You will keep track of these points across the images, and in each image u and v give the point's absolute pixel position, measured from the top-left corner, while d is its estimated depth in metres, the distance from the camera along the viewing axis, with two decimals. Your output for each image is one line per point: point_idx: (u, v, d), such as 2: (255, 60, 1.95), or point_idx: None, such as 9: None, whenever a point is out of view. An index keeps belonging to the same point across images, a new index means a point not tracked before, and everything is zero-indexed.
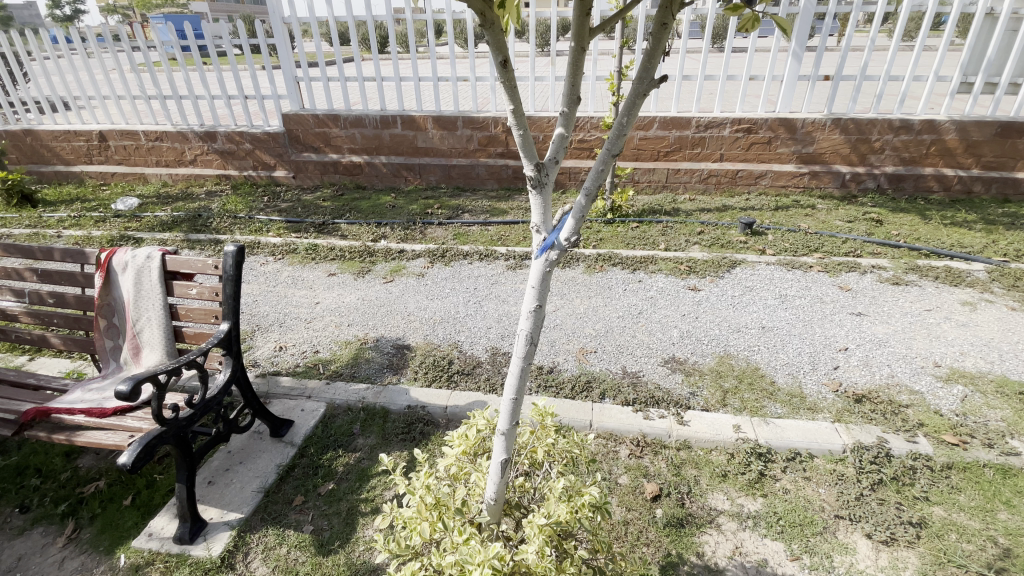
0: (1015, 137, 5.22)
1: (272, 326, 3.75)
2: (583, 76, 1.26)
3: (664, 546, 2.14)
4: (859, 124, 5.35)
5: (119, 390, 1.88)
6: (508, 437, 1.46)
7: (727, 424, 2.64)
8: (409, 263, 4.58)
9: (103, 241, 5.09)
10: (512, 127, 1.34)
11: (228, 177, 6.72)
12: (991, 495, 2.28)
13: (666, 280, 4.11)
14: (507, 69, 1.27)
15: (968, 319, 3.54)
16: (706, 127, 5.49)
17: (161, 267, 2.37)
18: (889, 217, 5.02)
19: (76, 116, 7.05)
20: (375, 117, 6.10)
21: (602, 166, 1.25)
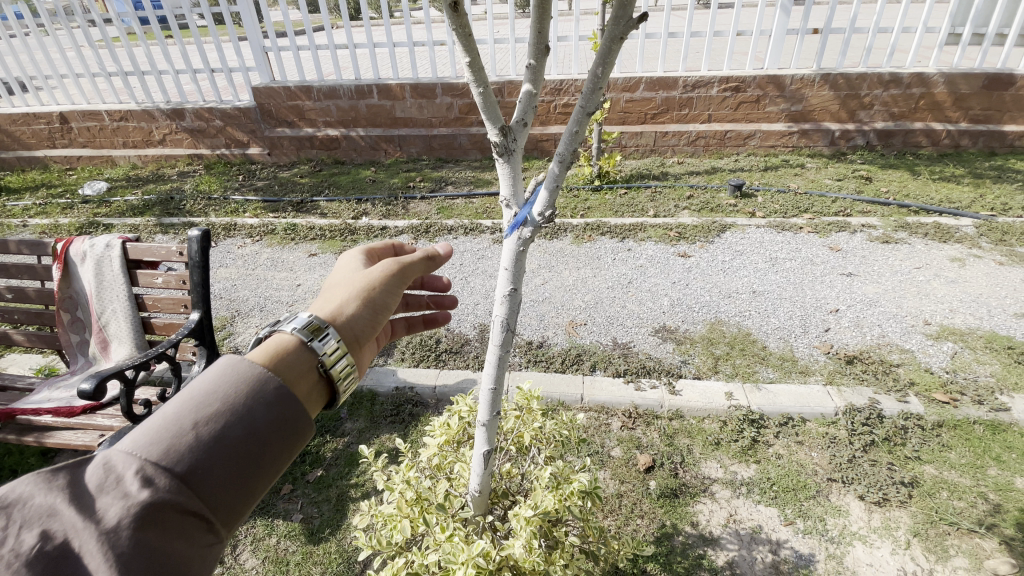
0: (1006, 88, 5.12)
1: (252, 311, 3.64)
2: (550, 21, 1.13)
3: (658, 518, 2.12)
4: (849, 79, 5.20)
5: (81, 389, 1.77)
6: (489, 428, 1.38)
7: (719, 392, 2.61)
8: (392, 240, 4.44)
9: (70, 229, 4.88)
10: (471, 86, 1.22)
11: (200, 157, 6.46)
12: (982, 452, 2.28)
13: (655, 248, 4.02)
14: (460, 15, 1.14)
15: (957, 275, 3.51)
16: (693, 87, 5.31)
17: (122, 256, 2.24)
18: (879, 174, 4.95)
19: (35, 98, 6.69)
20: (349, 87, 5.83)
21: (577, 127, 1.14)
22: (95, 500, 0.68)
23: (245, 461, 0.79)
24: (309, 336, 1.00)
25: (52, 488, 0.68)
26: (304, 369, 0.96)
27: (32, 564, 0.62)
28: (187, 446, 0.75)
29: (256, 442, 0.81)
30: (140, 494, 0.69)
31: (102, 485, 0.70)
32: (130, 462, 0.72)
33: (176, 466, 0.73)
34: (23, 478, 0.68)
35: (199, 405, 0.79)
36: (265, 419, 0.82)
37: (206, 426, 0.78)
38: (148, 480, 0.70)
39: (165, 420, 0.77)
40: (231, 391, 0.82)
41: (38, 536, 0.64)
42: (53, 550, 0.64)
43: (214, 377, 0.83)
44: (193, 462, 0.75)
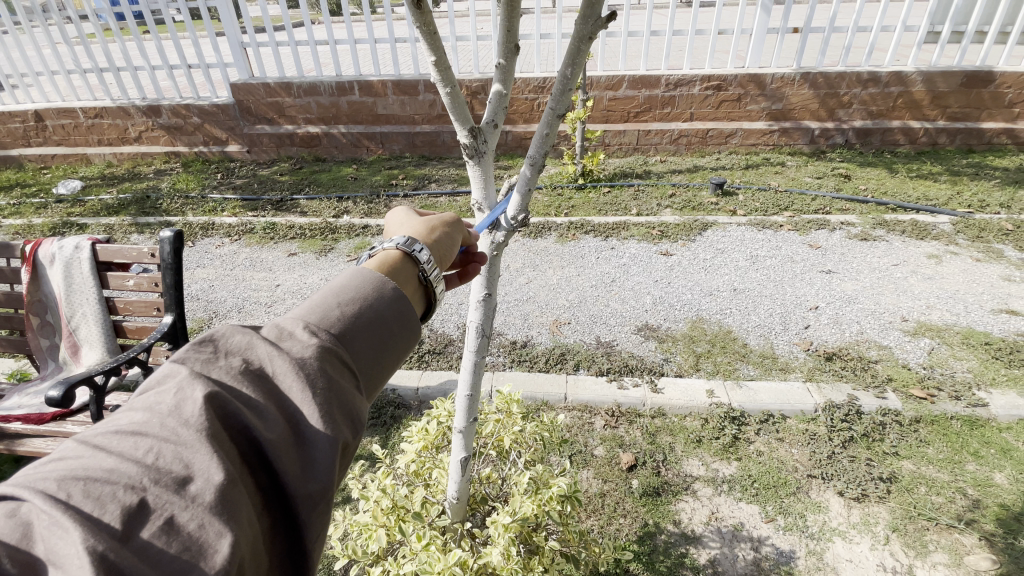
0: (980, 87, 5.23)
1: (230, 312, 3.57)
2: (520, 19, 1.11)
3: (641, 517, 2.12)
4: (829, 78, 5.27)
5: (48, 396, 1.71)
6: (466, 434, 1.35)
7: (700, 390, 2.62)
8: (374, 239, 4.39)
9: (42, 229, 4.74)
10: (439, 86, 1.21)
11: (177, 155, 6.32)
12: (959, 447, 2.32)
13: (638, 246, 4.03)
14: (426, 13, 1.13)
15: (934, 272, 3.57)
16: (676, 86, 5.34)
17: (91, 258, 2.17)
18: (858, 172, 5.02)
19: (5, 95, 6.49)
20: (329, 84, 5.75)
21: (547, 129, 1.12)
22: (278, 343, 0.80)
23: (383, 334, 0.90)
24: (412, 248, 1.07)
25: (248, 331, 0.81)
26: (413, 274, 1.05)
27: (241, 377, 0.75)
28: (339, 315, 0.87)
29: (393, 318, 0.92)
30: (313, 339, 0.81)
31: (280, 336, 0.82)
32: (300, 321, 0.84)
33: (335, 327, 0.85)
34: (225, 325, 0.81)
35: (347, 288, 0.91)
36: (398, 305, 0.94)
37: (351, 304, 0.89)
38: (316, 332, 0.83)
39: (322, 298, 0.89)
40: (369, 281, 0.94)
41: (242, 362, 0.77)
42: (254, 372, 0.76)
43: (355, 272, 0.96)
44: (350, 327, 0.87)
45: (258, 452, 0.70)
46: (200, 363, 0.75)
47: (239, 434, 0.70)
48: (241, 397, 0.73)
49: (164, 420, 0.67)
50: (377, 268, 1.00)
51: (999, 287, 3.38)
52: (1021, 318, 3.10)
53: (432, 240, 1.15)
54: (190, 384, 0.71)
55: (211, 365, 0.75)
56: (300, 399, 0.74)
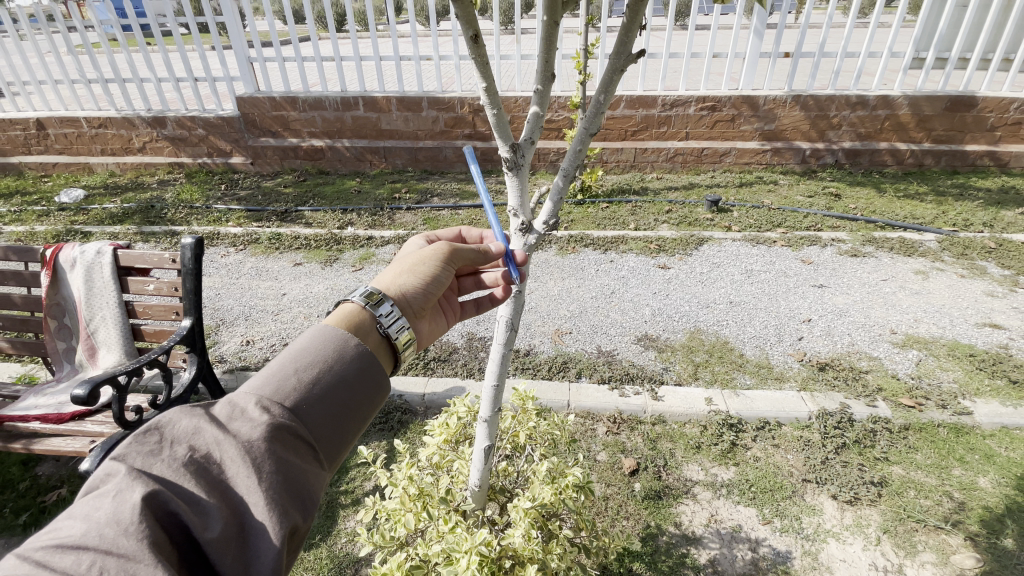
0: (963, 111, 5.46)
1: (236, 320, 3.63)
2: (557, 52, 1.24)
3: (643, 518, 2.20)
4: (818, 101, 5.47)
5: (75, 394, 1.77)
6: (491, 424, 1.44)
7: (699, 398, 2.71)
8: (378, 250, 4.48)
9: (47, 236, 4.79)
10: (485, 105, 1.33)
11: (181, 166, 6.41)
12: (946, 453, 2.42)
13: (636, 260, 4.15)
14: (478, 44, 1.27)
15: (921, 287, 3.71)
16: (672, 106, 5.52)
17: (113, 263, 2.24)
18: (847, 191, 5.19)
19: (10, 104, 6.57)
20: (335, 99, 5.89)
21: (580, 146, 1.28)
22: (228, 424, 0.84)
23: (339, 403, 0.95)
24: (372, 304, 1.11)
25: (194, 416, 0.84)
26: (374, 330, 1.10)
27: (186, 469, 0.77)
28: (294, 386, 0.92)
29: (348, 384, 0.97)
30: (264, 416, 0.85)
31: (230, 416, 0.85)
32: (251, 397, 0.88)
33: (288, 401, 0.90)
34: (172, 410, 0.84)
35: (304, 356, 0.96)
36: (355, 369, 0.99)
37: (308, 371, 0.94)
38: (267, 408, 0.87)
39: (279, 366, 0.94)
40: (329, 343, 1.00)
41: (187, 451, 0.80)
42: (199, 461, 0.79)
43: (315, 334, 1.01)
44: (302, 399, 0.91)
45: (201, 550, 0.72)
46: (145, 456, 0.77)
47: (182, 533, 0.72)
48: (186, 490, 0.75)
49: (102, 531, 0.68)
50: (338, 326, 1.05)
51: (983, 302, 3.52)
52: (1004, 332, 3.23)
53: (402, 295, 1.20)
54: (133, 484, 0.72)
55: (154, 459, 0.78)
56: (248, 489, 0.78)
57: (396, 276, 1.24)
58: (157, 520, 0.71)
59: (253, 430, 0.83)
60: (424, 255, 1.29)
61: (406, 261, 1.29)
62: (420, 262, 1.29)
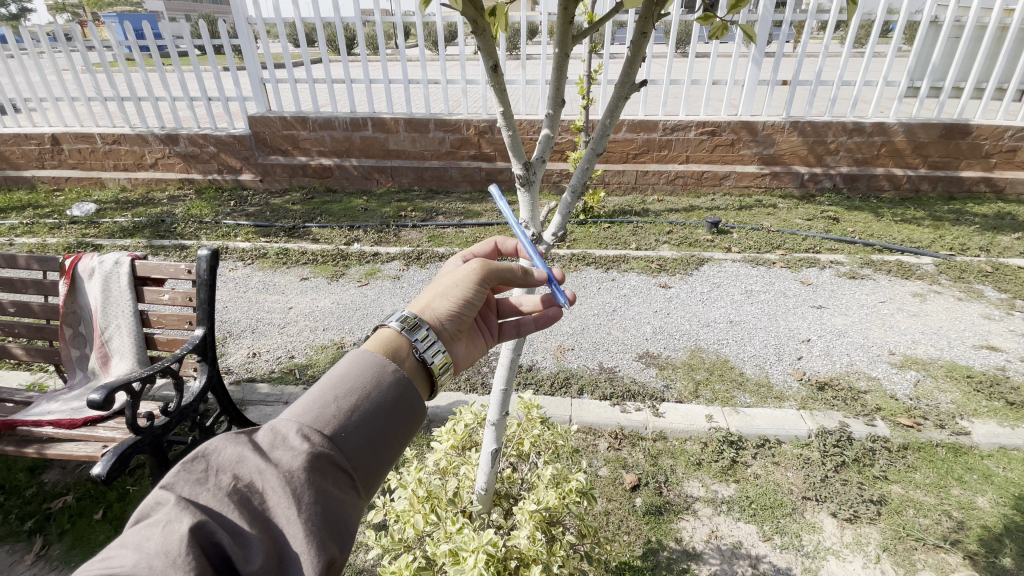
0: (958, 139, 5.58)
1: (243, 332, 3.69)
2: (567, 80, 1.34)
3: (644, 533, 2.21)
4: (816, 127, 5.60)
5: (91, 399, 1.82)
6: (498, 428, 1.50)
7: (700, 415, 2.74)
8: (384, 266, 4.55)
9: (58, 248, 4.87)
10: (502, 128, 1.43)
11: (191, 182, 6.54)
12: (945, 473, 2.44)
13: (638, 279, 4.22)
14: (497, 73, 1.37)
15: (919, 309, 3.76)
16: (672, 130, 5.65)
17: (130, 273, 2.31)
18: (845, 215, 5.28)
19: (27, 119, 6.74)
20: (344, 119, 6.04)
21: (588, 165, 1.37)
22: (270, 452, 0.83)
23: (378, 431, 0.93)
24: (408, 330, 1.08)
25: (238, 444, 0.84)
26: (409, 356, 1.06)
27: (230, 499, 0.77)
28: (334, 413, 0.90)
29: (386, 412, 0.95)
30: (305, 446, 0.84)
31: (272, 444, 0.85)
32: (292, 425, 0.87)
33: (328, 429, 0.88)
34: (218, 437, 0.84)
35: (343, 383, 0.94)
36: (393, 396, 0.97)
37: (347, 399, 0.92)
38: (308, 437, 0.86)
39: (319, 393, 0.92)
40: (368, 370, 0.98)
41: (232, 480, 0.80)
42: (243, 491, 0.79)
43: (354, 361, 0.99)
44: (341, 427, 0.89)
45: None
46: (191, 486, 0.78)
47: (226, 564, 0.73)
48: (230, 522, 0.76)
49: (152, 561, 0.69)
50: (376, 352, 1.03)
51: (980, 325, 3.57)
52: (1001, 354, 3.28)
53: (437, 320, 1.17)
54: (181, 515, 0.73)
55: (201, 487, 0.78)
56: (288, 521, 0.77)
57: (430, 300, 1.20)
58: (203, 551, 0.72)
59: (293, 460, 0.82)
60: (457, 277, 1.23)
61: (439, 284, 1.24)
62: (452, 283, 1.23)
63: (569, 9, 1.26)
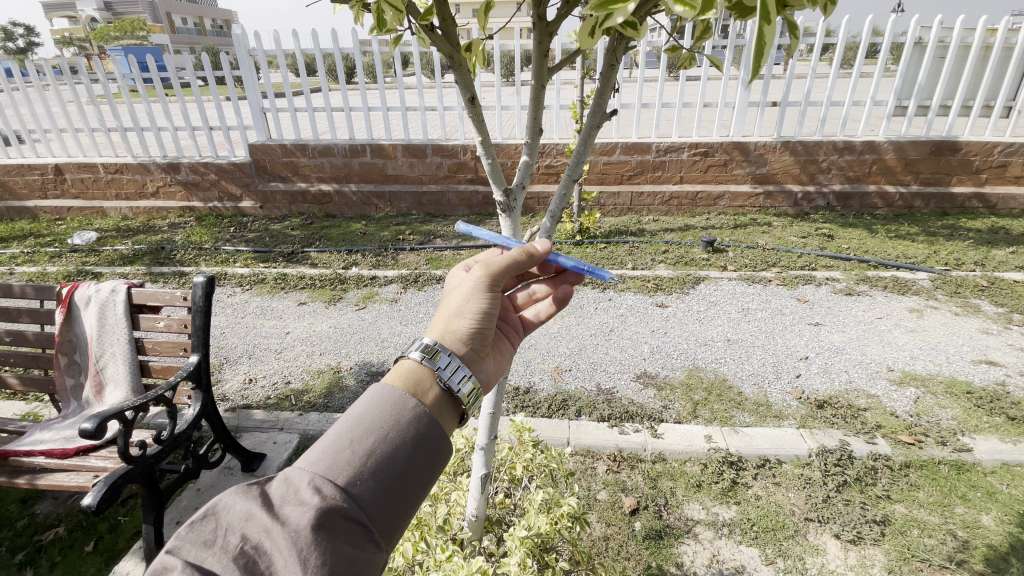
0: (948, 155, 5.65)
1: (240, 358, 3.68)
2: (543, 109, 1.40)
3: (644, 559, 2.17)
4: (807, 146, 5.68)
5: (83, 427, 1.81)
6: (487, 453, 1.50)
7: (699, 435, 2.72)
8: (381, 289, 4.57)
9: (58, 277, 4.90)
10: (481, 156, 1.48)
11: (192, 209, 6.62)
12: (948, 491, 2.41)
13: (634, 298, 4.23)
14: (475, 104, 1.42)
15: (916, 325, 3.76)
16: (666, 152, 5.74)
17: (126, 301, 2.32)
18: (840, 232, 5.32)
19: (31, 150, 6.86)
20: (343, 146, 6.14)
21: (565, 190, 1.43)
22: (280, 508, 0.78)
23: (398, 477, 0.84)
24: (430, 359, 0.99)
25: (247, 499, 0.80)
26: (433, 385, 0.97)
27: (235, 564, 0.73)
28: (349, 459, 0.82)
29: (408, 452, 0.87)
30: (315, 501, 0.78)
31: (283, 498, 0.80)
32: (305, 475, 0.81)
33: (342, 478, 0.81)
34: (228, 491, 0.80)
35: (361, 423, 0.87)
36: (415, 435, 0.88)
37: (364, 441, 0.84)
38: (319, 489, 0.79)
39: (334, 437, 0.85)
40: (387, 407, 0.90)
41: (239, 541, 0.76)
42: (251, 553, 0.75)
43: (373, 396, 0.91)
44: (356, 476, 0.81)
45: None
46: (198, 548, 0.75)
47: None
48: None
49: None
50: (396, 387, 0.94)
51: (978, 339, 3.56)
52: (1000, 368, 3.26)
53: (457, 343, 1.08)
54: None
55: (208, 550, 0.74)
56: None
57: (445, 321, 1.11)
58: None
59: (302, 517, 0.76)
60: (465, 291, 1.14)
61: (449, 303, 1.15)
62: (463, 299, 1.14)
63: (543, 43, 1.32)
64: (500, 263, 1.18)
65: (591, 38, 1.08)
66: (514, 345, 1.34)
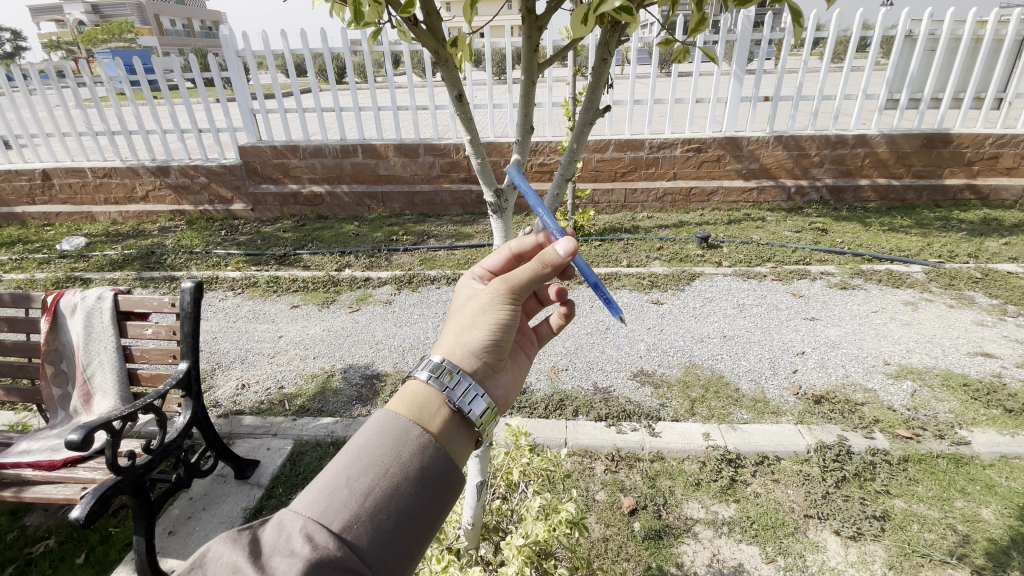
0: (939, 148, 5.66)
1: (232, 363, 3.63)
2: (534, 107, 1.37)
3: (644, 560, 2.15)
4: (799, 141, 5.68)
5: (69, 439, 1.76)
6: (482, 461, 1.47)
7: (697, 433, 2.71)
8: (375, 291, 4.53)
9: (46, 284, 4.82)
10: (470, 155, 1.46)
11: (182, 213, 6.55)
12: (947, 485, 2.40)
13: (630, 296, 4.22)
14: (462, 102, 1.39)
15: (911, 318, 3.76)
16: (659, 148, 5.72)
17: (113, 308, 2.27)
18: (834, 226, 5.32)
19: (17, 155, 6.76)
20: (334, 147, 6.08)
21: (558, 190, 1.41)
22: (271, 557, 0.73)
23: (397, 519, 0.80)
24: (437, 378, 0.99)
25: (235, 549, 0.74)
26: (442, 406, 0.96)
27: None
28: (346, 501, 0.79)
29: (411, 490, 0.83)
30: (307, 550, 0.73)
31: (273, 546, 0.75)
32: (298, 520, 0.77)
33: (338, 524, 0.77)
34: (215, 539, 0.75)
35: (358, 460, 0.83)
36: (418, 469, 0.85)
37: (361, 480, 0.81)
38: (312, 536, 0.74)
39: (331, 477, 0.81)
40: (387, 440, 0.86)
41: None
42: None
43: (373, 427, 0.89)
44: (353, 519, 0.77)
45: None
46: None
47: None
48: None
49: None
50: (402, 413, 0.93)
51: (973, 331, 3.57)
52: (996, 360, 3.27)
53: (473, 355, 1.08)
54: None
55: None
56: None
57: (459, 333, 1.11)
58: None
59: (293, 567, 0.71)
60: (483, 301, 1.13)
61: (465, 313, 1.14)
62: (480, 310, 1.12)
63: (533, 37, 1.29)
64: (520, 277, 1.14)
65: (583, 26, 1.05)
66: (531, 355, 1.36)
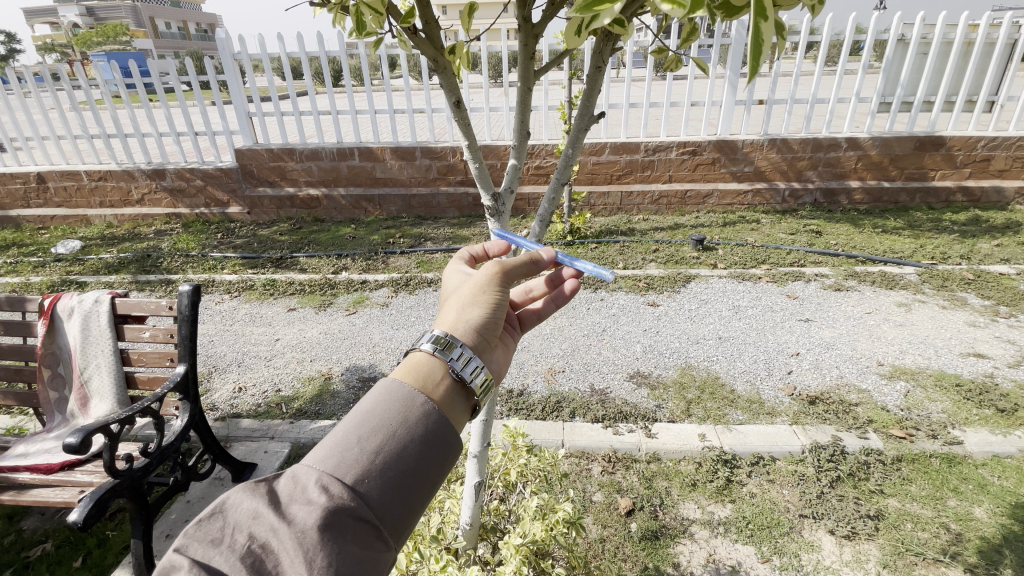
0: (931, 151, 5.72)
1: (229, 367, 3.63)
2: (530, 113, 1.38)
3: (641, 560, 2.17)
4: (793, 143, 5.73)
5: (66, 442, 1.76)
6: (481, 460, 1.49)
7: (693, 434, 2.72)
8: (372, 293, 4.54)
9: (41, 288, 4.81)
10: (468, 160, 1.47)
11: (178, 216, 6.54)
12: (940, 484, 2.42)
13: (626, 298, 4.24)
14: (460, 107, 1.41)
15: (904, 319, 3.80)
16: (654, 151, 5.75)
17: (110, 311, 2.28)
18: (828, 228, 5.36)
19: (12, 158, 6.73)
20: (331, 150, 6.09)
21: (554, 194, 1.42)
22: (288, 507, 0.76)
23: (406, 476, 0.81)
24: (441, 351, 0.98)
25: (255, 497, 0.77)
26: (446, 376, 0.96)
27: (242, 564, 0.71)
28: (357, 457, 0.80)
29: (418, 449, 0.84)
30: (322, 500, 0.75)
31: (290, 496, 0.77)
32: (312, 473, 0.79)
33: (350, 477, 0.78)
34: (234, 488, 0.78)
35: (369, 419, 0.84)
36: (424, 432, 0.85)
37: (372, 439, 0.82)
38: (326, 488, 0.76)
39: (342, 434, 0.82)
40: (395, 404, 0.87)
41: (247, 540, 0.73)
42: (257, 553, 0.72)
43: (381, 391, 0.89)
44: (364, 474, 0.79)
45: None
46: (206, 547, 0.72)
47: None
48: None
49: None
50: (406, 381, 0.93)
51: (965, 332, 3.61)
52: (988, 361, 3.30)
53: (474, 330, 1.08)
54: None
55: (214, 549, 0.72)
56: None
57: (459, 311, 1.10)
58: None
59: (309, 515, 0.74)
60: (478, 282, 1.15)
61: (460, 294, 1.14)
62: (475, 290, 1.14)
63: (530, 45, 1.31)
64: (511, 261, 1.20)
65: (578, 36, 1.07)
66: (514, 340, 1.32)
